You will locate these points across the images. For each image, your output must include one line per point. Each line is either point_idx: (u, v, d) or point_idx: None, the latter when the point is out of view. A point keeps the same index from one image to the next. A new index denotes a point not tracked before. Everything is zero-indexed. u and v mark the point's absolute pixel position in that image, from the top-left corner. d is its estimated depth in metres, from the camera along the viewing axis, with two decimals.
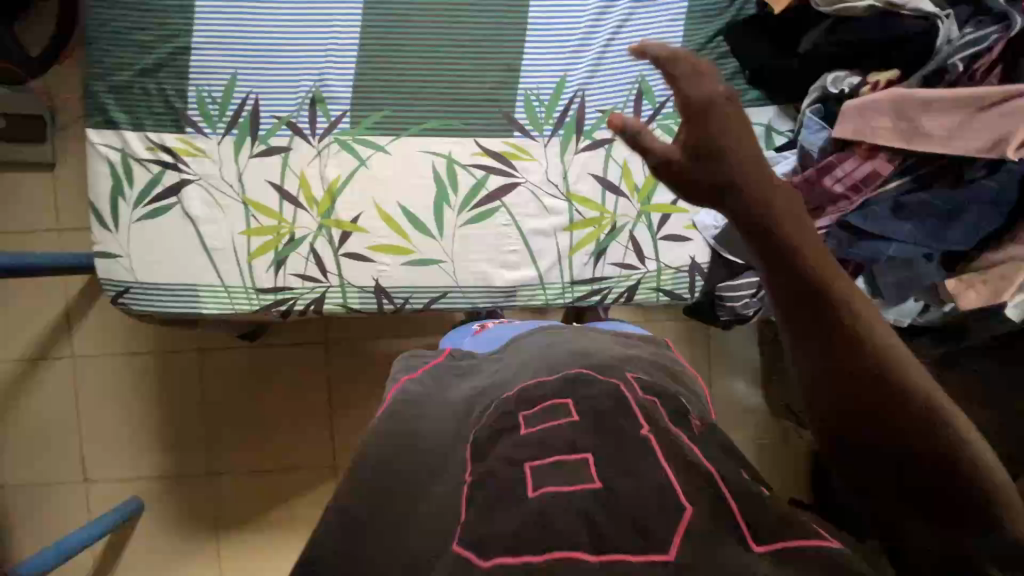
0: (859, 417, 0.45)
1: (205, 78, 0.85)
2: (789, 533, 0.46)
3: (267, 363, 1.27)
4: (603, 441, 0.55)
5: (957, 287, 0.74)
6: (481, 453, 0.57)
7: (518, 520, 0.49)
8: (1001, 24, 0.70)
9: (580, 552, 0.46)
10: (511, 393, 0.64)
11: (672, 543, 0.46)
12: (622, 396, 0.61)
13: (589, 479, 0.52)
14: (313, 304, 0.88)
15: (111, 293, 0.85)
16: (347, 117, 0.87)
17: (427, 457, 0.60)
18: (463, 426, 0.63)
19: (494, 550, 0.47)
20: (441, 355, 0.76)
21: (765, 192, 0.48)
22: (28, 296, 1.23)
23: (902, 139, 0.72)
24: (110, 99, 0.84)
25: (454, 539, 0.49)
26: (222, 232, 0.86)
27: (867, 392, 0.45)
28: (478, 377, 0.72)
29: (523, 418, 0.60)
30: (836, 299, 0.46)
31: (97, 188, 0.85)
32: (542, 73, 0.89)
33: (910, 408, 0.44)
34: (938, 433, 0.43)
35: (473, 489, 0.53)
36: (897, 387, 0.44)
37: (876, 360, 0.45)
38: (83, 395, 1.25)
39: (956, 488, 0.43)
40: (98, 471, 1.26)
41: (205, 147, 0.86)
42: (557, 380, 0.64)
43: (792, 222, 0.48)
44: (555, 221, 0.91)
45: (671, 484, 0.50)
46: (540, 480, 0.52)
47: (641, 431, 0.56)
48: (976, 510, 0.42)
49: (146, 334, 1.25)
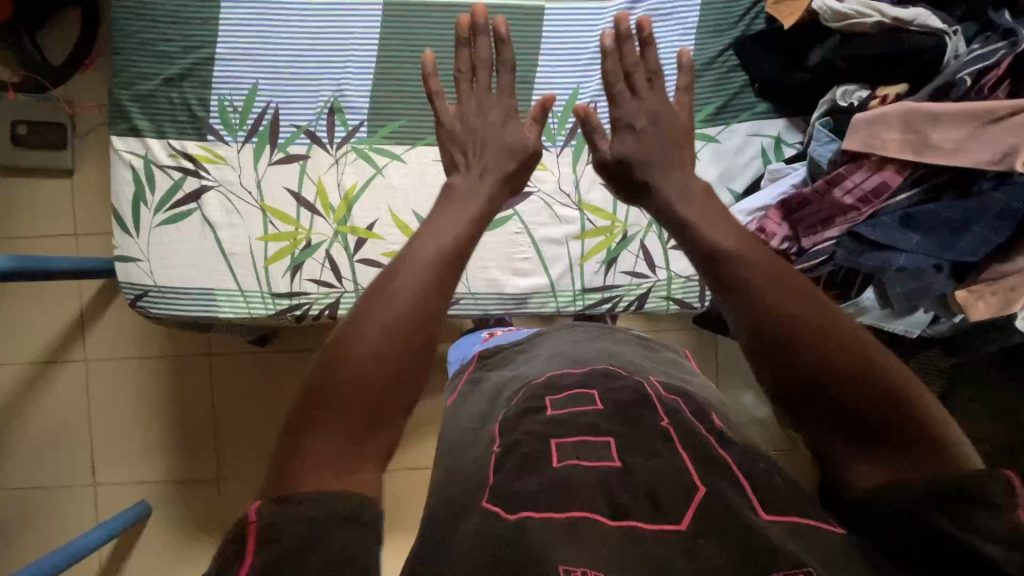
0: (799, 367, 0.50)
1: (227, 88, 0.88)
2: (799, 511, 0.51)
3: (277, 367, 1.28)
4: (623, 425, 0.61)
5: (966, 298, 0.73)
6: (507, 428, 0.64)
7: (542, 481, 0.55)
8: (1007, 41, 0.71)
9: (597, 515, 0.52)
10: (540, 380, 0.71)
11: (684, 515, 0.51)
12: (645, 391, 0.67)
13: (608, 458, 0.57)
14: (329, 309, 0.88)
15: (131, 296, 0.86)
16: (364, 126, 0.89)
17: (457, 437, 0.67)
18: (491, 413, 0.70)
19: (519, 506, 0.52)
20: (473, 362, 0.84)
21: (676, 203, 0.63)
22: (47, 300, 1.26)
23: (913, 151, 0.73)
24: (134, 107, 0.87)
25: (483, 496, 0.55)
26: (241, 238, 0.88)
27: (795, 346, 0.50)
28: (511, 366, 0.80)
29: (549, 400, 0.66)
30: (755, 270, 0.54)
31: (119, 193, 0.87)
32: (555, 85, 0.91)
33: (841, 355, 0.49)
34: (872, 384, 0.48)
35: (501, 456, 0.60)
36: (826, 344, 0.50)
37: (806, 318, 0.51)
38: (99, 396, 1.27)
39: (901, 425, 0.47)
40: (109, 471, 1.27)
41: (226, 154, 0.88)
42: (584, 373, 0.71)
43: (704, 214, 0.60)
44: (567, 230, 0.92)
45: (686, 466, 0.55)
46: (563, 453, 0.58)
47: (660, 420, 0.62)
48: (921, 448, 0.47)
49: (159, 338, 1.27)
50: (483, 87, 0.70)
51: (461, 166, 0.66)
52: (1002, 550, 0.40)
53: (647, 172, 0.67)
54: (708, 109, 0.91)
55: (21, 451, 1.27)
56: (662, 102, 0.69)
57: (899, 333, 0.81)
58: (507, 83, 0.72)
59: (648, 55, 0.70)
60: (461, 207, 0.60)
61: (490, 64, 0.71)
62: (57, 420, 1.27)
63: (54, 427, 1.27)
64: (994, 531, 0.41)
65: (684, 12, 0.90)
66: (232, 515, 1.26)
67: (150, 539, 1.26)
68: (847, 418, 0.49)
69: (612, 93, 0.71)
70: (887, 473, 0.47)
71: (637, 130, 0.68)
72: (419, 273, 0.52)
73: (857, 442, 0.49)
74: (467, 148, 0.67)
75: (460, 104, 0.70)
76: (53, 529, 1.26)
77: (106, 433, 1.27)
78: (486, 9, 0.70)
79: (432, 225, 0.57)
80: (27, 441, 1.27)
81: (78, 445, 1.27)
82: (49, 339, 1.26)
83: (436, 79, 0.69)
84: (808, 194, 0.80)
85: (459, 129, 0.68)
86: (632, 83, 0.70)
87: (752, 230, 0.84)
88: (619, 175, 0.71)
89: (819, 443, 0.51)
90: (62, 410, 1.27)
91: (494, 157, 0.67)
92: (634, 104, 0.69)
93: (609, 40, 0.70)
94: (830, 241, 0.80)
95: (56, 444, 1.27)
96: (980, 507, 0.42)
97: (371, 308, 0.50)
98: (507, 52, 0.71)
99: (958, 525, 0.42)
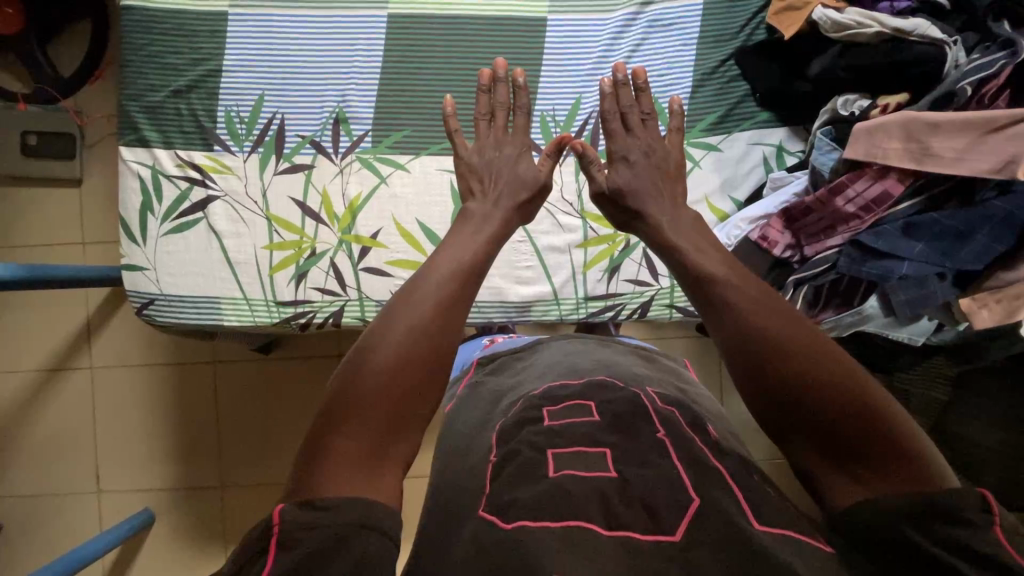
0: (779, 382, 0.54)
1: (234, 99, 0.89)
2: (789, 525, 0.51)
3: (280, 375, 1.28)
4: (621, 436, 0.61)
5: (970, 306, 0.73)
6: (505, 437, 0.64)
7: (538, 490, 0.55)
8: (1008, 51, 0.71)
9: (592, 524, 0.51)
10: (538, 391, 0.71)
11: (678, 525, 0.51)
12: (642, 402, 0.67)
13: (605, 468, 0.57)
14: (333, 318, 0.88)
15: (137, 304, 0.87)
16: (368, 136, 0.90)
17: (457, 446, 0.68)
18: (489, 421, 0.70)
19: (515, 515, 0.53)
20: (472, 368, 0.85)
21: (665, 234, 0.68)
22: (53, 308, 1.28)
23: (914, 160, 0.73)
24: (143, 118, 0.88)
25: (481, 506, 0.55)
26: (246, 247, 0.88)
27: (776, 361, 0.54)
28: (506, 374, 0.81)
29: (546, 412, 0.66)
30: (738, 290, 0.58)
31: (128, 203, 0.88)
32: (559, 95, 0.91)
33: (821, 369, 0.52)
34: (851, 399, 0.51)
35: (498, 465, 0.60)
36: (805, 363, 0.53)
37: (785, 333, 0.55)
38: (104, 404, 1.28)
39: (879, 438, 0.49)
40: (114, 479, 1.27)
41: (232, 164, 0.89)
42: (581, 384, 0.71)
43: (694, 235, 0.66)
44: (569, 238, 0.92)
45: (680, 475, 0.55)
46: (559, 463, 0.58)
47: (656, 432, 0.62)
48: (902, 464, 0.49)
49: (164, 345, 1.28)
50: (499, 127, 0.78)
51: (478, 194, 0.72)
52: (969, 565, 0.43)
53: (641, 202, 0.72)
54: (709, 119, 0.91)
55: (25, 458, 1.28)
56: (654, 139, 0.77)
57: (903, 339, 0.79)
58: (523, 120, 0.78)
59: (642, 98, 0.78)
60: (473, 235, 0.65)
61: (507, 105, 0.79)
62: (62, 427, 1.28)
63: (58, 434, 1.28)
64: (968, 548, 0.43)
65: (684, 23, 0.91)
66: (237, 522, 1.26)
67: (152, 548, 1.26)
68: (826, 436, 0.51)
69: (609, 129, 0.78)
70: (869, 492, 0.49)
71: (631, 163, 0.75)
72: (430, 295, 0.57)
73: (836, 460, 0.51)
74: (484, 178, 0.73)
75: (477, 140, 0.77)
76: (55, 537, 1.26)
77: (110, 440, 1.28)
78: (504, 62, 0.79)
79: (443, 252, 0.61)
80: (31, 449, 1.28)
81: (81, 452, 1.28)
82: (56, 345, 1.28)
83: (455, 120, 0.77)
84: (810, 202, 0.81)
85: (477, 162, 0.75)
86: (627, 121, 0.78)
87: (753, 239, 0.85)
88: (613, 204, 0.76)
89: (800, 460, 0.54)
90: (66, 417, 1.28)
91: (503, 188, 0.72)
92: (630, 140, 0.77)
93: (609, 84, 0.79)
94: (832, 250, 0.80)
95: (60, 451, 1.28)
96: (959, 526, 0.44)
97: (384, 324, 0.55)
98: (523, 97, 0.80)
99: (935, 542, 0.45)
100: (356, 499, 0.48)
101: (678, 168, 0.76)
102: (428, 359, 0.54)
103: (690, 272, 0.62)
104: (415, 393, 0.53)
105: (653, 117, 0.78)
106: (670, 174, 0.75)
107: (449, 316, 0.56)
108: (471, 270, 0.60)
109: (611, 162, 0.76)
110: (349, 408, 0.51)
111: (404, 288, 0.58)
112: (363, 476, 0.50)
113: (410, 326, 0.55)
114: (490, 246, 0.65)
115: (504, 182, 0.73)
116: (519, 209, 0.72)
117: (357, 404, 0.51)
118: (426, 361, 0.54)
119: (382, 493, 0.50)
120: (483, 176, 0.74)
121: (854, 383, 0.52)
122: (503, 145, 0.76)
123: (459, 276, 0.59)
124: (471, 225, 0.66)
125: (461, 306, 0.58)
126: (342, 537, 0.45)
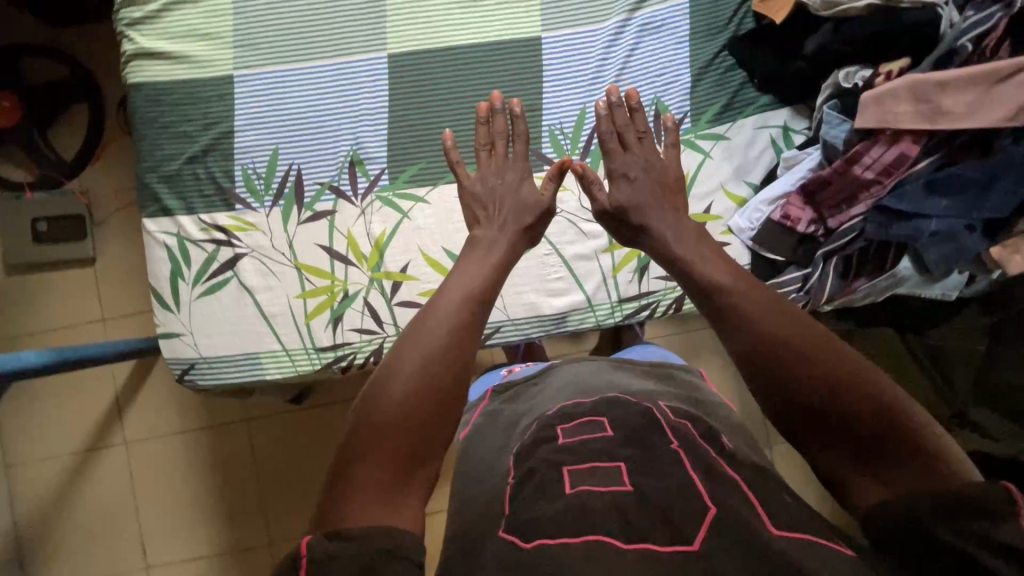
0: (796, 385, 0.53)
1: (249, 156, 0.91)
2: (808, 530, 0.52)
3: (312, 424, 1.28)
4: (637, 449, 0.61)
5: (1001, 253, 0.74)
6: (523, 457, 0.65)
7: (560, 505, 0.55)
8: (1002, 3, 0.74)
9: (614, 539, 0.51)
10: (551, 411, 0.72)
11: (697, 535, 0.50)
12: (654, 415, 0.67)
13: (619, 482, 0.57)
14: (373, 356, 0.89)
15: (178, 371, 0.88)
16: (385, 174, 0.91)
17: (481, 474, 0.69)
18: (504, 448, 0.71)
19: (536, 534, 0.53)
20: (486, 398, 0.84)
21: (665, 250, 0.70)
22: (82, 389, 1.28)
23: (926, 121, 0.75)
24: (163, 187, 0.90)
25: (502, 525, 0.57)
26: (279, 297, 0.89)
27: (788, 366, 0.54)
28: (523, 402, 0.81)
29: (561, 430, 0.67)
30: (737, 294, 0.59)
31: (157, 272, 0.89)
32: (564, 108, 0.93)
33: (836, 369, 0.53)
34: (867, 396, 0.51)
35: (516, 487, 0.61)
36: (819, 364, 0.53)
37: (795, 332, 0.55)
38: (143, 479, 1.27)
39: (897, 436, 0.50)
40: (159, 555, 1.26)
41: (256, 221, 0.90)
42: (592, 402, 0.72)
43: (700, 245, 0.68)
44: (595, 244, 0.93)
45: (696, 487, 0.55)
46: (576, 479, 0.58)
47: (671, 445, 0.61)
48: (924, 461, 0.49)
49: (197, 409, 1.28)
50: (499, 154, 0.79)
51: (483, 220, 0.73)
52: (1004, 564, 0.42)
53: (643, 216, 0.74)
54: (714, 108, 0.93)
55: (66, 544, 1.26)
56: (651, 154, 0.79)
57: (937, 297, 0.82)
58: (521, 147, 0.80)
59: (637, 117, 0.80)
60: (482, 260, 0.66)
61: (506, 136, 0.80)
62: (103, 508, 1.27)
63: (99, 513, 1.26)
64: (1004, 546, 0.42)
65: (675, 21, 0.93)
66: None
67: None
68: (847, 436, 0.51)
69: (607, 148, 0.80)
70: (892, 491, 0.49)
71: (631, 180, 0.76)
72: (444, 322, 0.57)
73: (859, 462, 0.51)
74: (486, 206, 0.75)
75: (480, 168, 0.78)
76: None
77: (152, 513, 1.27)
78: (499, 95, 0.81)
79: (453, 280, 0.63)
80: (72, 534, 1.26)
81: (123, 531, 1.26)
82: (89, 425, 1.28)
83: (455, 151, 0.79)
84: (828, 175, 0.82)
85: (480, 190, 0.76)
86: (624, 140, 0.80)
87: (776, 219, 0.86)
88: (615, 220, 0.77)
89: (824, 467, 0.53)
90: (106, 495, 1.27)
91: (512, 213, 0.74)
92: (628, 157, 0.78)
93: (603, 107, 0.81)
94: (857, 219, 0.82)
95: (102, 533, 1.26)
96: (988, 521, 0.43)
97: (398, 349, 0.56)
98: (520, 126, 0.81)
99: (966, 539, 0.44)
100: (384, 526, 0.48)
101: (677, 180, 0.77)
102: (449, 387, 0.55)
103: (700, 283, 0.63)
104: (442, 413, 0.54)
105: (650, 136, 0.80)
106: (669, 187, 0.76)
107: (468, 339, 0.57)
108: (480, 294, 0.61)
109: (609, 178, 0.78)
110: (371, 433, 0.52)
111: (415, 320, 0.59)
112: (387, 509, 0.49)
113: (430, 355, 0.55)
114: (501, 268, 0.66)
115: (507, 208, 0.74)
116: (528, 232, 0.74)
117: (386, 429, 0.52)
118: (447, 389, 0.55)
119: (406, 517, 0.50)
120: (497, 197, 0.75)
121: (870, 382, 0.52)
122: (511, 170, 0.78)
123: (470, 302, 0.60)
124: (479, 251, 0.68)
125: (478, 330, 0.59)
126: (374, 566, 0.45)
